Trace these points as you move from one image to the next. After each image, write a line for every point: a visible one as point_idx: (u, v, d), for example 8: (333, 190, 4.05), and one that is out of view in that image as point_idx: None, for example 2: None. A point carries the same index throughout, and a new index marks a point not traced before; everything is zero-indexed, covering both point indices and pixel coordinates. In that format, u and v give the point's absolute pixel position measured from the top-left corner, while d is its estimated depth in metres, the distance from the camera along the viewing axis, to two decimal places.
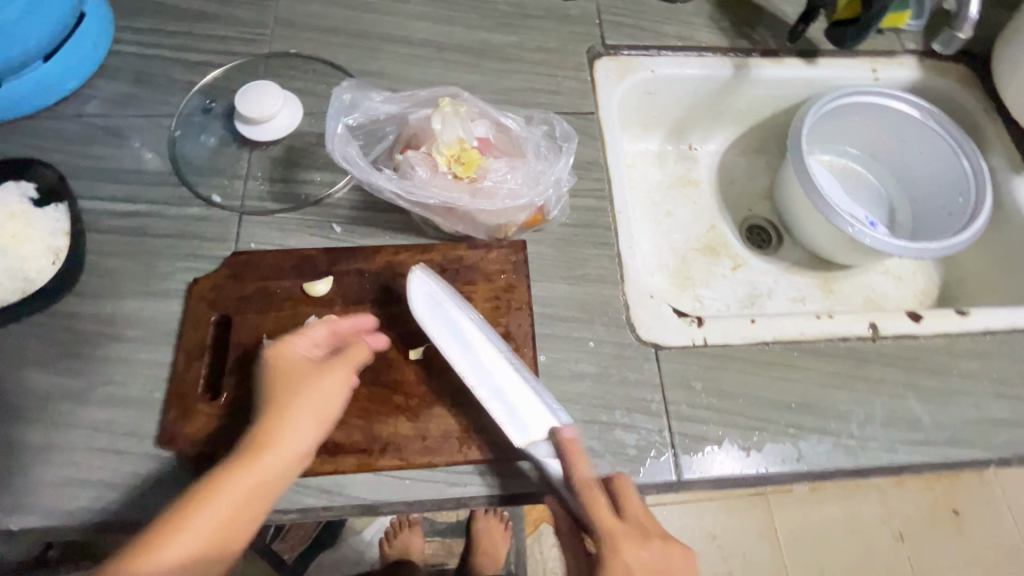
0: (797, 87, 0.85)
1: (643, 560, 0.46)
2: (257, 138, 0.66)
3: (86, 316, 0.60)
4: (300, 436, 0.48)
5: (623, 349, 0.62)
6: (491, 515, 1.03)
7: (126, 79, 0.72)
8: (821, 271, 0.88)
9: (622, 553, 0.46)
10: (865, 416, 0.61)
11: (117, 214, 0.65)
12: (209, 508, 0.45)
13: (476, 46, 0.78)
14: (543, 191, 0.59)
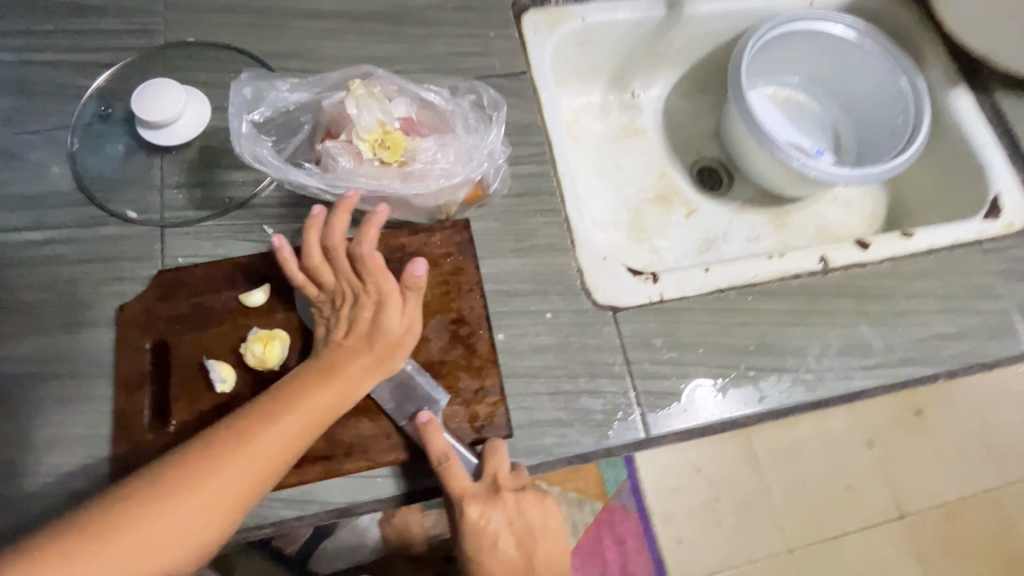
0: (732, 20, 0.82)
1: (491, 515, 0.51)
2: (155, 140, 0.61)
3: (11, 359, 0.56)
4: (353, 365, 0.50)
5: (581, 316, 0.61)
6: None
7: (7, 91, 0.65)
8: (773, 207, 0.88)
9: (471, 512, 0.51)
10: (821, 349, 0.63)
11: (25, 244, 0.60)
12: (261, 421, 0.47)
13: (393, 10, 0.72)
14: (478, 166, 0.56)
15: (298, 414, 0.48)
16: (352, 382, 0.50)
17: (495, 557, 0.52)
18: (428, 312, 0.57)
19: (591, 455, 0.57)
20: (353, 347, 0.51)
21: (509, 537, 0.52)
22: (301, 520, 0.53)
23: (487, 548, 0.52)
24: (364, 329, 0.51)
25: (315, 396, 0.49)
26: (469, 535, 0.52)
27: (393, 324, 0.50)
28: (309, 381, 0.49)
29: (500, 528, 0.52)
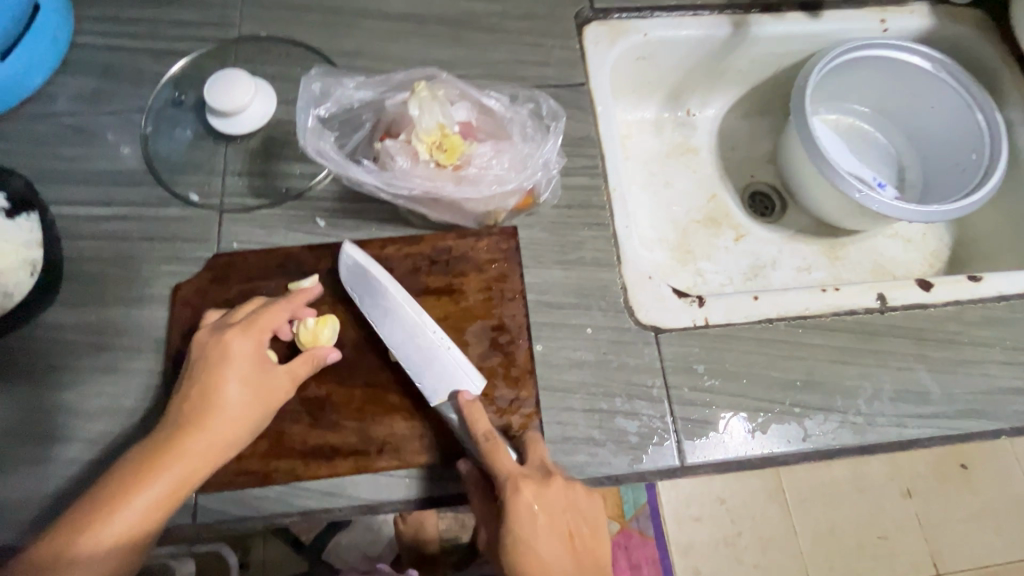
0: (799, 43, 0.80)
1: (542, 499, 0.49)
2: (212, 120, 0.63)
3: (71, 326, 0.59)
4: (238, 396, 0.49)
5: (623, 334, 0.60)
6: None
7: (91, 73, 0.69)
8: (827, 238, 0.84)
9: (526, 493, 0.48)
10: (873, 392, 0.60)
11: (94, 218, 0.63)
12: (143, 465, 0.47)
13: (457, 16, 0.73)
14: (532, 175, 0.56)
15: (183, 453, 0.47)
16: (237, 414, 0.49)
17: (547, 549, 0.48)
18: (470, 317, 0.57)
19: (622, 477, 0.55)
20: (234, 383, 0.50)
21: (558, 532, 0.49)
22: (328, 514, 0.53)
23: (538, 539, 0.48)
24: (260, 372, 0.51)
25: (198, 432, 0.48)
26: (518, 523, 0.48)
27: (293, 375, 0.52)
28: (189, 421, 0.48)
29: (551, 518, 0.49)
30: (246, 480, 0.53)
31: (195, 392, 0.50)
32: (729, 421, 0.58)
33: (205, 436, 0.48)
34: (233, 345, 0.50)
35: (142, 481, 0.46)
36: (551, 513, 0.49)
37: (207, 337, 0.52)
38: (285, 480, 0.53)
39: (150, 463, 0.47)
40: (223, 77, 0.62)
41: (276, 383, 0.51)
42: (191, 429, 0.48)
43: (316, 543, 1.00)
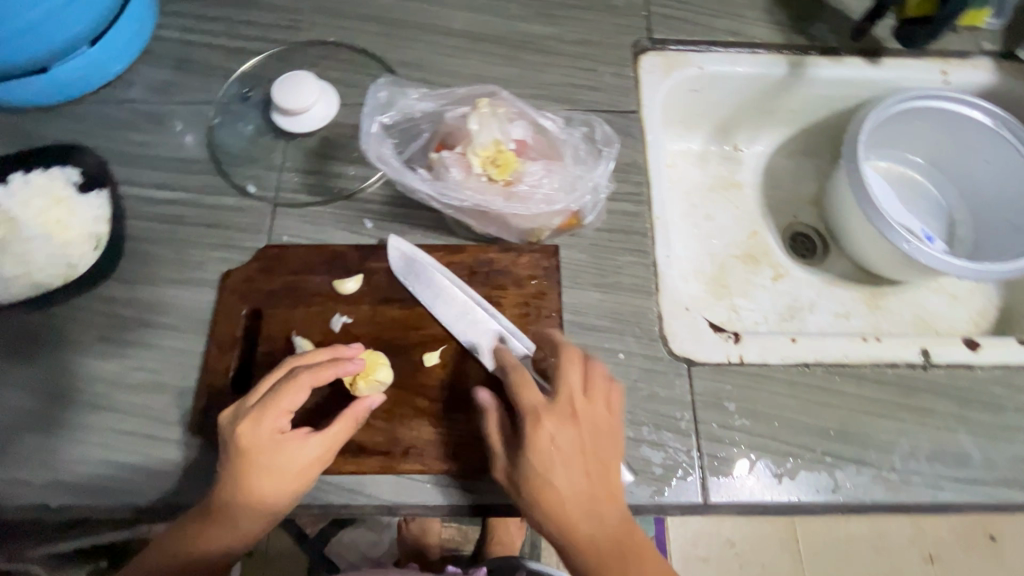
0: (855, 89, 0.80)
1: (568, 431, 0.49)
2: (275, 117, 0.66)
3: (123, 301, 0.61)
4: (272, 484, 0.48)
5: (655, 364, 0.60)
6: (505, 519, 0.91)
7: (167, 64, 0.72)
8: (868, 286, 0.82)
9: (545, 426, 0.48)
10: (909, 449, 0.58)
11: (156, 200, 0.66)
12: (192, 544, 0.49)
13: (517, 37, 0.75)
14: (579, 197, 0.57)
15: (232, 535, 0.49)
16: (275, 497, 0.48)
17: (567, 480, 0.48)
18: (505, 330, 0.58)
19: (642, 508, 0.55)
20: (265, 472, 0.48)
21: (580, 463, 0.49)
22: (348, 509, 0.55)
23: (560, 468, 0.48)
24: (289, 459, 0.48)
25: (241, 516, 0.48)
26: (541, 452, 0.48)
27: (328, 447, 0.50)
28: (227, 510, 0.48)
29: (574, 449, 0.49)
30: None
31: (226, 481, 0.48)
32: (752, 468, 0.56)
33: (248, 518, 0.49)
34: (259, 437, 0.48)
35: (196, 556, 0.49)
36: (575, 444, 0.49)
37: (229, 424, 0.49)
38: None
39: (199, 544, 0.49)
40: (290, 79, 0.65)
41: (309, 461, 0.49)
42: (233, 515, 0.48)
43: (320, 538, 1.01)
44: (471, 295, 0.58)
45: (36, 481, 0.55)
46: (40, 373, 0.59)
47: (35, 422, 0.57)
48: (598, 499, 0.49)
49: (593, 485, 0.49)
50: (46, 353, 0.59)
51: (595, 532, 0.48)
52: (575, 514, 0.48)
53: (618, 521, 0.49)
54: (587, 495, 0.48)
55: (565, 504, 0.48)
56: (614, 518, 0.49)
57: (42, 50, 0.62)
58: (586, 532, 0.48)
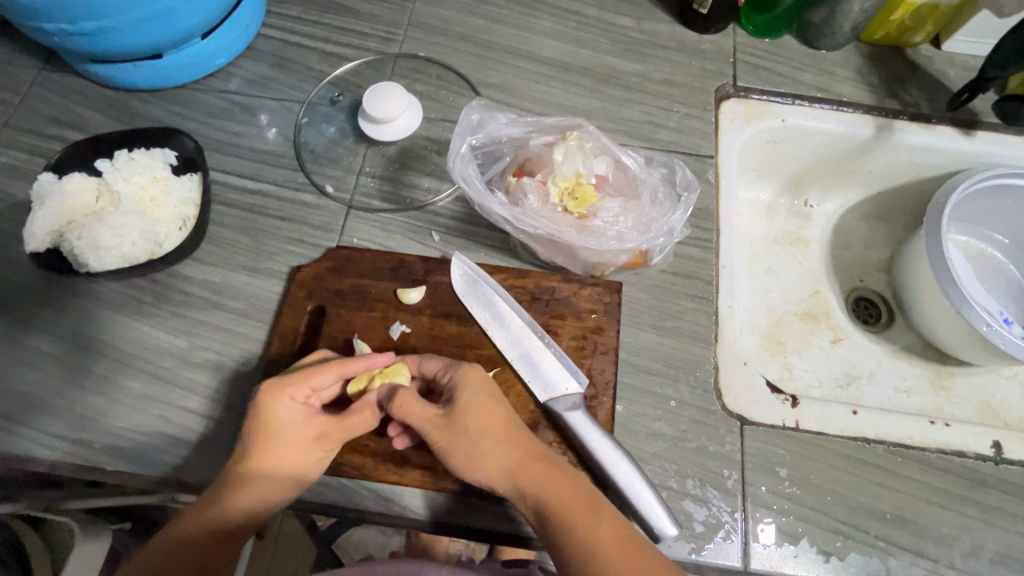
0: (943, 159, 0.77)
1: (489, 407, 0.50)
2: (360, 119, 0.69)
3: (197, 281, 0.64)
4: (286, 457, 0.50)
5: (707, 416, 0.58)
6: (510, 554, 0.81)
7: (266, 62, 0.76)
8: (934, 363, 0.78)
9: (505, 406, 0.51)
10: (971, 547, 0.54)
11: (239, 189, 0.69)
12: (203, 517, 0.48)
13: (601, 70, 0.76)
14: (653, 238, 0.56)
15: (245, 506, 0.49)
16: (290, 470, 0.50)
17: (506, 452, 0.49)
18: None
19: (679, 564, 0.53)
20: (279, 445, 0.50)
21: (514, 434, 0.50)
22: (383, 516, 0.55)
23: (495, 445, 0.49)
24: (305, 433, 0.51)
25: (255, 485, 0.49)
26: (475, 431, 0.49)
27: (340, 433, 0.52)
28: (245, 476, 0.49)
29: (505, 424, 0.50)
30: None
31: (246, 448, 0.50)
32: (783, 543, 0.54)
33: (260, 493, 0.49)
34: (280, 407, 0.50)
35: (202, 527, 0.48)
36: (502, 420, 0.50)
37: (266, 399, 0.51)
38: (353, 476, 0.54)
39: (209, 520, 0.48)
40: (384, 89, 0.67)
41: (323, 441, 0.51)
42: (247, 486, 0.49)
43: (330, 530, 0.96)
44: (530, 321, 0.58)
45: (96, 443, 0.58)
46: (114, 340, 0.62)
47: (103, 385, 0.60)
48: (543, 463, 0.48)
49: (531, 451, 0.49)
50: (121, 320, 0.62)
51: (552, 491, 0.46)
52: (526, 480, 0.48)
53: (569, 478, 0.47)
54: (526, 462, 0.48)
55: (513, 473, 0.48)
56: (563, 474, 0.48)
57: (160, 39, 0.67)
58: (543, 494, 0.47)
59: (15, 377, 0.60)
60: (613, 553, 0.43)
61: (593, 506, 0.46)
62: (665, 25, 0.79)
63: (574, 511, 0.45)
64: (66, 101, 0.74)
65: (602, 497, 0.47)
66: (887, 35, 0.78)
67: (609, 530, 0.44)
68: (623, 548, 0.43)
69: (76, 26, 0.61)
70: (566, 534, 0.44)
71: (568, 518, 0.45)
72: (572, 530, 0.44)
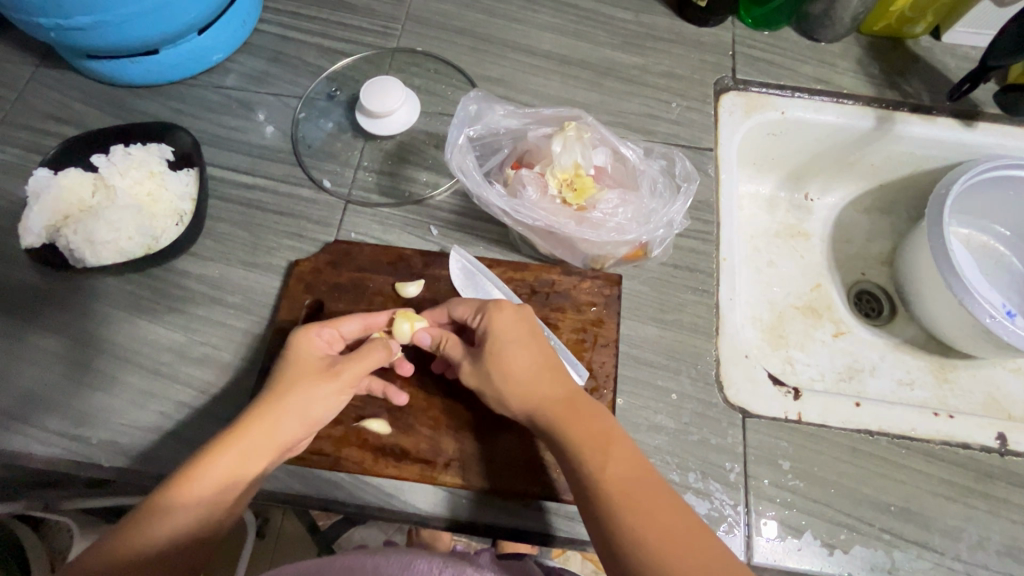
0: (945, 151, 0.76)
1: (515, 347, 0.49)
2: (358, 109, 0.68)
3: (194, 276, 0.64)
4: (312, 391, 0.49)
5: (709, 409, 0.58)
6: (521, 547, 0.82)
7: (264, 57, 0.76)
8: (938, 356, 0.77)
9: (533, 346, 0.50)
10: (978, 539, 0.54)
11: (236, 184, 0.68)
12: (209, 466, 0.44)
13: (600, 63, 0.76)
14: (653, 229, 0.56)
15: (261, 436, 0.46)
16: (311, 405, 0.49)
17: (529, 391, 0.48)
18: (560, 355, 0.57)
19: None
20: (302, 383, 0.49)
21: (541, 373, 0.48)
22: (384, 511, 0.55)
23: (522, 382, 0.48)
24: (325, 365, 0.50)
25: (274, 428, 0.47)
26: (504, 367, 0.49)
27: (360, 365, 0.51)
28: (266, 407, 0.47)
29: (534, 365, 0.49)
30: (317, 461, 0.54)
31: (270, 380, 0.49)
32: (785, 537, 0.53)
33: (285, 427, 0.47)
34: (309, 343, 0.51)
35: (212, 478, 0.44)
36: (531, 361, 0.49)
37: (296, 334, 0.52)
38: (351, 470, 0.54)
39: (230, 458, 0.45)
40: (384, 84, 0.67)
41: (342, 375, 0.50)
42: (267, 416, 0.47)
43: (331, 530, 0.94)
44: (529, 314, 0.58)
45: (93, 439, 0.57)
46: (112, 336, 0.61)
47: (101, 381, 0.60)
48: (568, 400, 0.47)
49: (558, 391, 0.48)
50: (118, 316, 0.62)
51: (572, 428, 0.45)
52: (546, 418, 0.46)
53: (594, 417, 0.46)
54: (553, 399, 0.47)
55: (538, 408, 0.47)
56: (588, 412, 0.46)
57: (156, 34, 0.66)
58: (561, 432, 0.45)
59: (12, 373, 0.60)
60: (625, 491, 0.41)
61: (615, 446, 0.44)
62: (665, 18, 0.79)
63: (591, 448, 0.43)
64: (64, 97, 0.73)
65: (625, 437, 0.45)
66: (887, 26, 0.77)
67: (622, 471, 0.42)
68: (633, 490, 0.41)
69: (72, 20, 0.61)
70: (578, 471, 0.43)
71: (585, 452, 0.43)
72: (587, 463, 0.43)
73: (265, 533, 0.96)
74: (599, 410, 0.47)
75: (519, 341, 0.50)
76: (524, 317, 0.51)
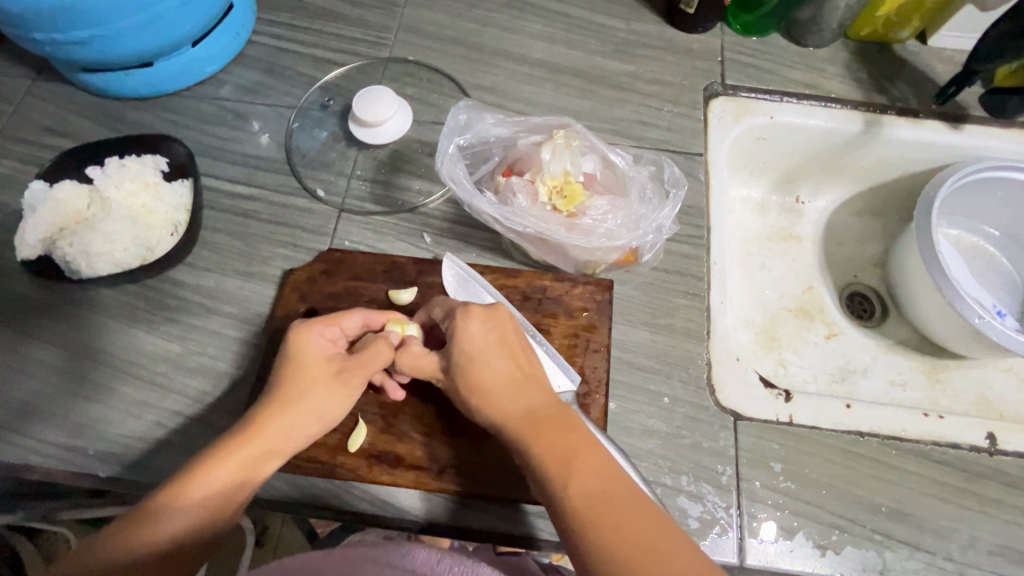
0: (933, 153, 0.77)
1: (482, 357, 0.50)
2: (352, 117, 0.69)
3: (189, 286, 0.64)
4: (322, 394, 0.50)
5: (701, 412, 0.58)
6: None
7: (258, 68, 0.77)
8: (930, 357, 0.78)
9: (500, 355, 0.50)
10: (969, 539, 0.54)
11: (231, 194, 0.69)
12: (226, 463, 0.45)
13: (591, 70, 0.77)
14: (642, 235, 0.57)
15: (273, 438, 0.48)
16: (322, 408, 0.50)
17: (497, 402, 0.48)
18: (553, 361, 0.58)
19: None
20: (315, 384, 0.50)
21: (509, 383, 0.49)
22: (379, 518, 0.55)
23: (488, 394, 0.48)
24: (332, 367, 0.51)
25: (289, 427, 0.49)
26: (470, 379, 0.49)
27: (364, 369, 0.52)
28: (278, 409, 0.49)
29: (501, 375, 0.49)
30: (313, 469, 0.55)
31: (279, 381, 0.50)
32: (780, 538, 0.54)
33: (297, 430, 0.49)
34: (313, 342, 0.51)
35: (230, 474, 0.45)
36: (498, 371, 0.49)
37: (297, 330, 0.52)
38: (347, 478, 0.54)
39: (243, 458, 0.46)
40: (378, 94, 0.67)
41: (349, 379, 0.51)
42: (280, 418, 0.48)
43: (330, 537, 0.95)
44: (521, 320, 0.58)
45: (90, 449, 0.58)
46: (109, 346, 0.62)
47: (98, 391, 0.60)
48: (535, 411, 0.47)
49: (525, 401, 0.48)
50: (114, 326, 0.62)
51: (537, 440, 0.45)
52: (513, 429, 0.47)
53: (561, 427, 0.46)
54: (519, 410, 0.47)
55: (504, 421, 0.47)
56: (556, 423, 0.46)
57: (151, 47, 0.67)
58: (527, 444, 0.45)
59: (9, 385, 0.60)
60: (592, 502, 0.41)
61: (583, 455, 0.43)
62: (654, 25, 0.79)
63: (556, 460, 0.43)
64: (60, 110, 0.74)
65: (593, 444, 0.44)
66: (873, 31, 0.78)
67: (589, 482, 0.42)
68: (601, 499, 0.41)
69: (67, 35, 0.62)
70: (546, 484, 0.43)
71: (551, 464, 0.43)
72: (552, 476, 0.43)
73: (264, 541, 0.97)
74: (566, 416, 0.47)
75: (487, 351, 0.50)
76: (490, 324, 0.51)
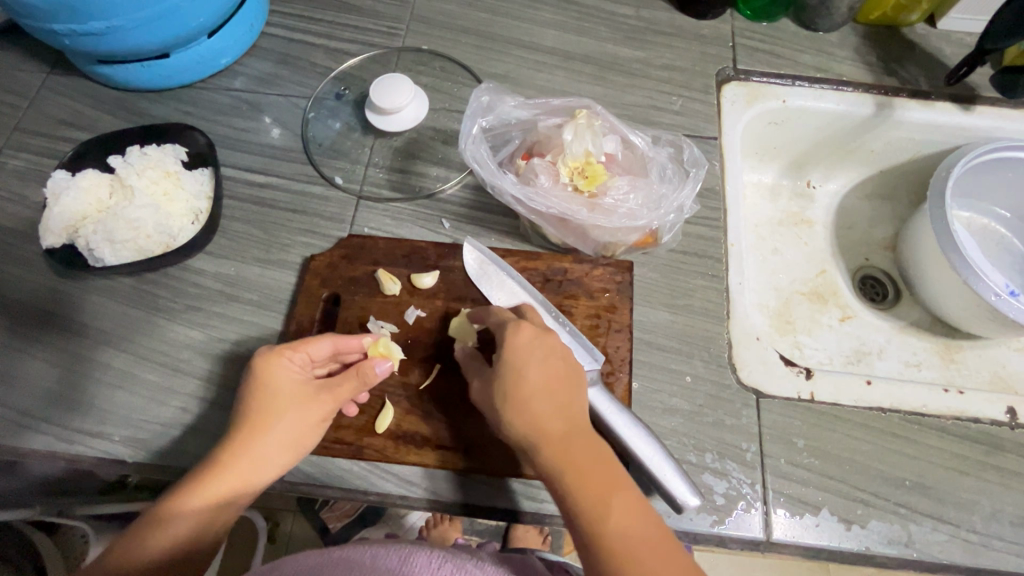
0: (944, 135, 0.78)
1: (543, 369, 0.48)
2: (373, 93, 0.68)
3: (209, 274, 0.64)
4: (293, 424, 0.48)
5: (722, 391, 0.58)
6: (530, 528, 0.86)
7: (272, 60, 0.77)
8: (944, 337, 0.78)
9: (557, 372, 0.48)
10: (991, 511, 0.55)
11: (249, 183, 0.69)
12: (190, 502, 0.44)
13: (603, 57, 0.77)
14: (663, 215, 0.57)
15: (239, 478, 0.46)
16: (290, 437, 0.48)
17: (555, 410, 0.46)
18: None
19: (700, 536, 0.53)
20: (284, 411, 0.48)
21: (566, 397, 0.47)
22: (404, 499, 0.55)
23: (546, 399, 0.47)
24: (301, 395, 0.49)
25: (259, 461, 0.47)
26: (523, 384, 0.47)
27: (337, 392, 0.50)
28: (246, 445, 0.47)
29: (558, 386, 0.48)
30: (340, 450, 0.55)
31: (250, 410, 0.48)
32: (803, 513, 0.54)
33: (264, 465, 0.47)
34: (282, 375, 0.49)
35: (190, 516, 0.44)
36: (554, 383, 0.48)
37: (269, 359, 0.49)
38: (373, 459, 0.55)
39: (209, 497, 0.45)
40: (403, 88, 0.68)
41: (321, 403, 0.50)
42: (247, 456, 0.47)
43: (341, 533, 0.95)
44: (543, 301, 0.58)
45: (115, 436, 0.58)
46: (131, 334, 0.62)
47: (122, 378, 0.60)
48: (580, 433, 0.46)
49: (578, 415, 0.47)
50: (135, 314, 0.63)
51: (584, 463, 0.44)
52: (563, 442, 0.45)
53: (602, 460, 0.45)
54: (571, 425, 0.46)
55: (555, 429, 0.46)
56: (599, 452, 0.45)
57: (167, 38, 0.67)
58: (574, 461, 0.44)
59: (32, 374, 0.60)
60: (621, 544, 0.41)
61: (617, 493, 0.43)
62: (665, 12, 0.80)
63: (599, 491, 0.43)
64: (75, 103, 0.74)
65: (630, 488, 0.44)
66: (882, 15, 0.79)
67: (626, 524, 0.42)
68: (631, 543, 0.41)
69: (85, 26, 0.62)
70: (580, 506, 0.42)
71: (594, 494, 0.43)
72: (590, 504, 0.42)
73: (276, 537, 0.98)
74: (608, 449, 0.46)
75: (543, 363, 0.48)
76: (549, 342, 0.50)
